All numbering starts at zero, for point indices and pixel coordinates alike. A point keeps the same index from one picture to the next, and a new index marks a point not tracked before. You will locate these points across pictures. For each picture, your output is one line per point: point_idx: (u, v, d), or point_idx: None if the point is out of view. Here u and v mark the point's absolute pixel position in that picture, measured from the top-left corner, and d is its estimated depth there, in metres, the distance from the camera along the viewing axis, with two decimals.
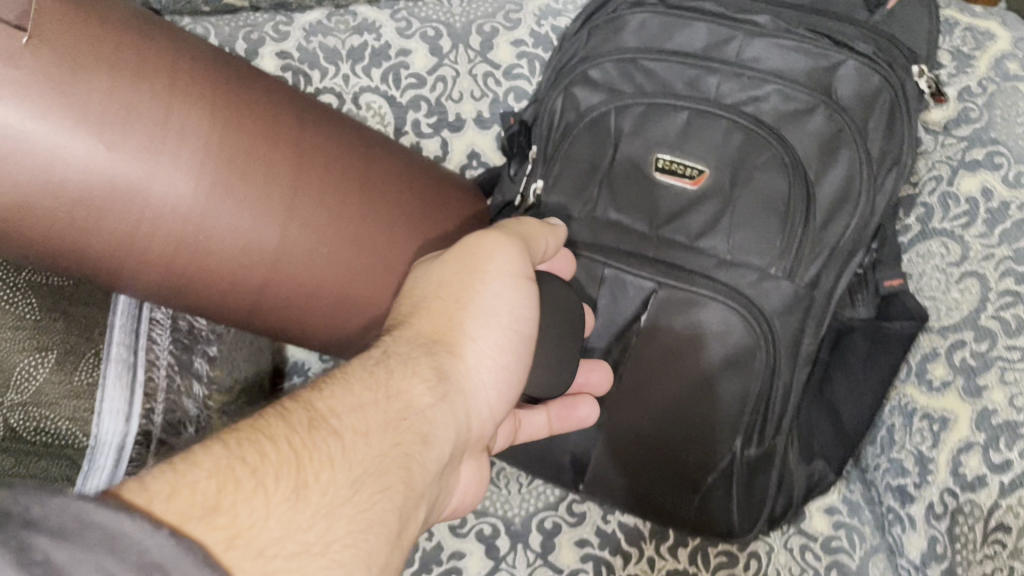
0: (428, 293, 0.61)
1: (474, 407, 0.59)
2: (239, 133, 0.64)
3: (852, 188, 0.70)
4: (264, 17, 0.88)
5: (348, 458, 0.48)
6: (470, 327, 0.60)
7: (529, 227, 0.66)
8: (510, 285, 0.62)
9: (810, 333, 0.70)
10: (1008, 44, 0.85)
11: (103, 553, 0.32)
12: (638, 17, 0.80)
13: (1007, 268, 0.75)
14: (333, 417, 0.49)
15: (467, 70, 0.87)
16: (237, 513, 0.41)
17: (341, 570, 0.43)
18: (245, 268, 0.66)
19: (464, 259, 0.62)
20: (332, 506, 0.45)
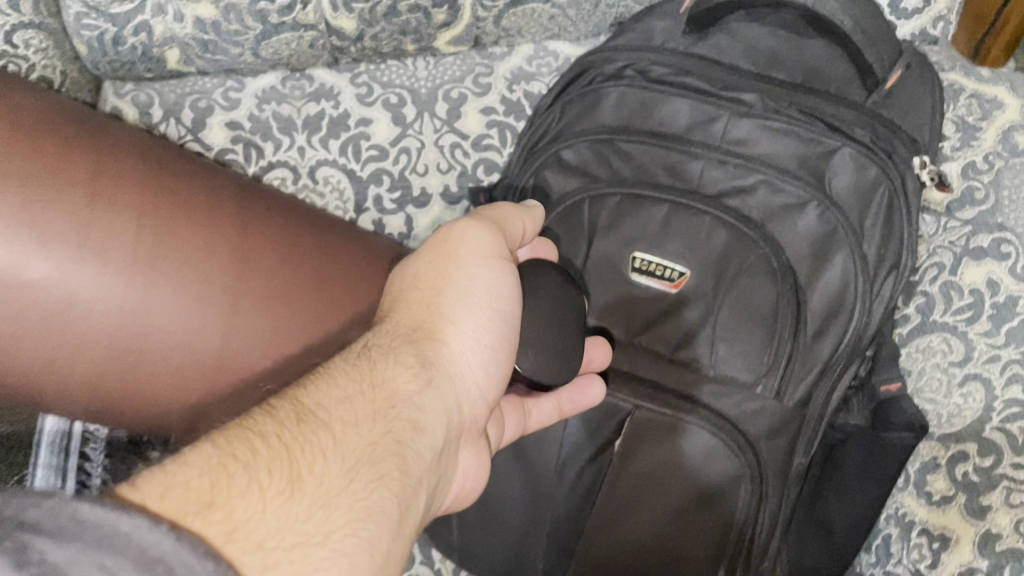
0: (410, 289, 0.59)
1: (464, 391, 0.55)
2: (176, 242, 0.61)
3: (846, 297, 0.64)
4: (212, 81, 0.81)
5: (341, 449, 0.44)
6: (451, 314, 0.57)
7: (502, 209, 0.62)
8: (486, 267, 0.59)
9: (801, 453, 0.64)
10: (1017, 114, 0.78)
11: (98, 549, 0.30)
12: (615, 91, 0.73)
13: (1015, 375, 0.69)
14: (318, 410, 0.46)
15: (432, 141, 0.81)
16: (231, 506, 0.38)
17: (345, 564, 0.40)
18: (183, 385, 0.61)
19: (440, 249, 0.59)
20: (328, 498, 0.41)
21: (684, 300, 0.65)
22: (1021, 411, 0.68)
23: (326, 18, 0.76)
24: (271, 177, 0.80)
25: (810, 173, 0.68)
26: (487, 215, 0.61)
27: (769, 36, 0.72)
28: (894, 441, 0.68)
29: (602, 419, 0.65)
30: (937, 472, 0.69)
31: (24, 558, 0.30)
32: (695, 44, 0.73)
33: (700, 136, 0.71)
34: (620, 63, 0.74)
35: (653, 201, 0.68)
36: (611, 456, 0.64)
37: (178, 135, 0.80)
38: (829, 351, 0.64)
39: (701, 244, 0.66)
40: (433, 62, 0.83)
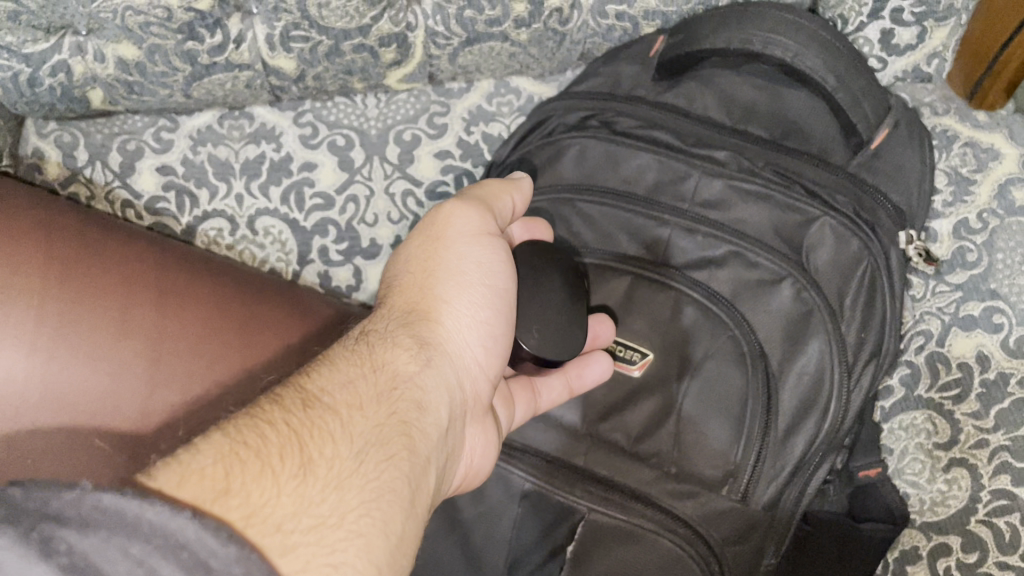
0: (402, 272, 0.56)
1: (466, 369, 0.53)
2: (92, 302, 0.60)
3: (821, 390, 0.58)
4: (143, 120, 0.75)
5: (349, 432, 0.43)
6: (443, 293, 0.54)
7: (492, 187, 0.58)
8: (475, 244, 0.56)
9: (769, 554, 0.60)
10: (1016, 165, 0.72)
11: (119, 537, 0.30)
12: (577, 144, 0.66)
13: (1002, 463, 0.65)
14: (323, 394, 0.45)
15: (382, 188, 0.75)
16: (246, 492, 0.37)
17: (362, 545, 0.39)
18: (95, 434, 0.57)
19: (426, 232, 0.57)
20: (340, 480, 0.41)
21: (646, 387, 0.61)
22: (1009, 504, 0.64)
23: (263, 58, 0.69)
24: (206, 228, 0.74)
25: (786, 243, 0.61)
26: (473, 191, 0.57)
27: (747, 85, 0.64)
28: (870, 533, 0.63)
29: (551, 520, 0.60)
30: (917, 564, 0.65)
31: (49, 549, 0.29)
32: (665, 92, 0.66)
33: (669, 195, 0.64)
34: (583, 113, 0.67)
35: (616, 273, 0.63)
36: (564, 560, 0.60)
37: (104, 180, 0.74)
38: (801, 449, 0.58)
39: (665, 324, 0.61)
40: (384, 99, 0.76)
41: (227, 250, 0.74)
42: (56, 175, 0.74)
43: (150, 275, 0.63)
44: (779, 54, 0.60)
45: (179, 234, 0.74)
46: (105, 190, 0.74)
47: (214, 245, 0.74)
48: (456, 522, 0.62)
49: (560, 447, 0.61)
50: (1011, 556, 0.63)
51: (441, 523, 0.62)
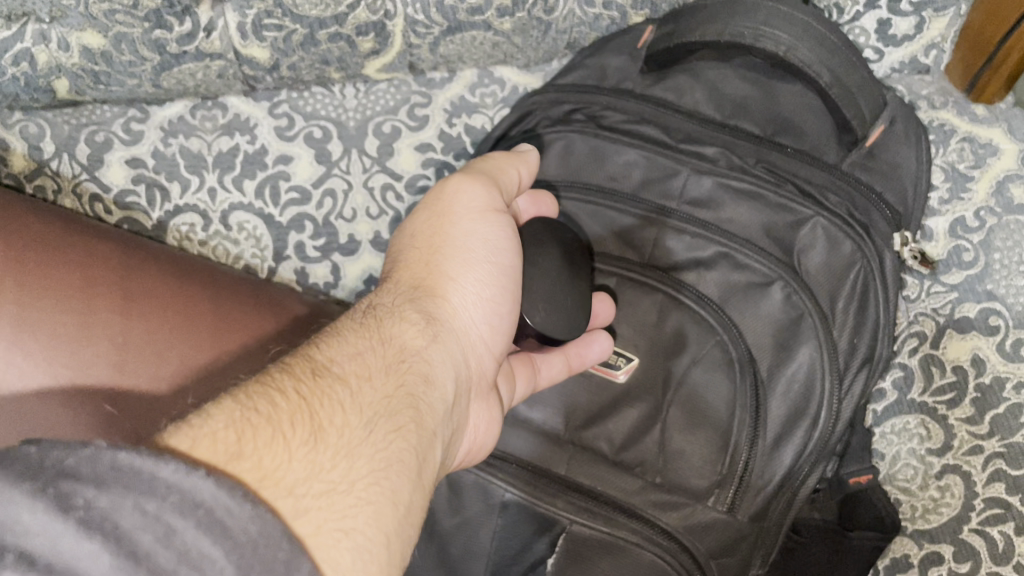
0: (406, 247, 0.54)
1: (470, 345, 0.52)
2: (65, 286, 0.59)
3: (810, 401, 0.56)
4: (112, 110, 0.72)
5: (357, 402, 0.42)
6: (450, 270, 0.53)
7: (494, 159, 0.56)
8: (482, 220, 0.54)
9: (757, 564, 0.59)
10: (1014, 161, 0.69)
11: (135, 493, 0.28)
12: (562, 140, 0.64)
13: (997, 470, 0.63)
14: (332, 364, 0.43)
15: (361, 183, 0.73)
16: (258, 457, 0.36)
17: (373, 512, 0.38)
18: (69, 411, 0.55)
19: (431, 206, 0.55)
20: (351, 447, 0.39)
21: (630, 395, 0.59)
22: (1003, 512, 0.62)
23: (235, 47, 0.67)
24: (177, 223, 0.72)
25: (776, 244, 0.59)
26: (478, 166, 0.56)
27: (738, 78, 0.62)
28: (862, 542, 0.61)
29: (533, 531, 0.58)
30: (908, 572, 0.64)
31: (66, 503, 0.27)
32: (653, 86, 0.63)
33: (656, 194, 0.62)
34: (569, 106, 0.64)
35: (600, 273, 0.61)
36: (545, 572, 0.58)
37: (71, 173, 0.71)
38: (789, 461, 0.56)
39: (650, 328, 0.59)
40: (363, 89, 0.73)
41: (200, 246, 0.72)
42: (22, 167, 0.71)
43: (121, 262, 0.62)
44: (771, 48, 0.57)
45: (150, 230, 0.72)
46: (73, 183, 0.71)
47: (187, 241, 0.72)
48: (433, 531, 0.61)
49: (539, 453, 0.59)
50: (1004, 566, 0.62)
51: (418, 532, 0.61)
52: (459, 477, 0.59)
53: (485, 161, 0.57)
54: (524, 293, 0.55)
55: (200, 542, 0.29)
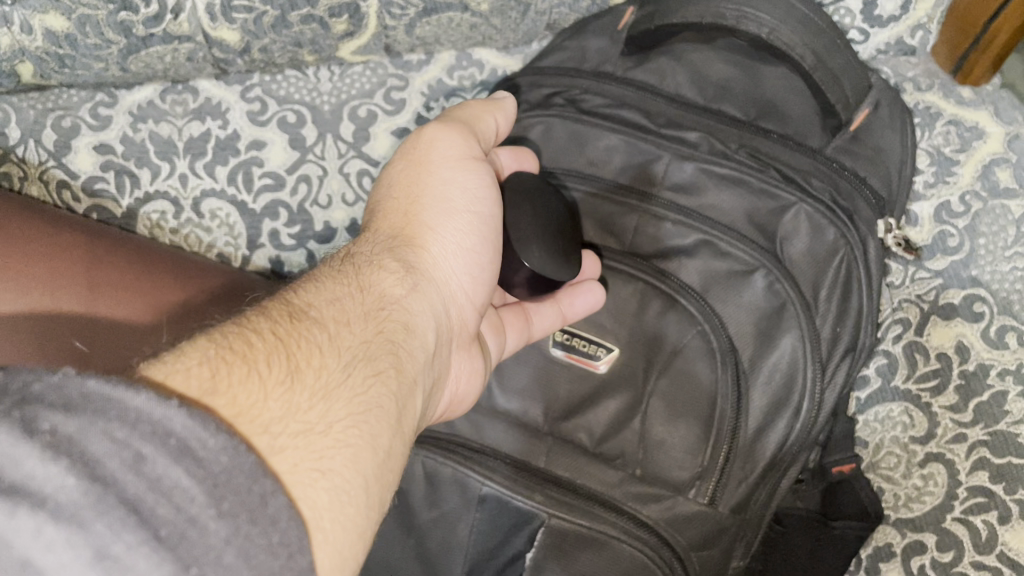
0: (385, 198, 0.53)
1: (452, 293, 0.51)
2: (35, 253, 0.62)
3: (793, 391, 0.55)
4: (79, 95, 0.70)
5: (336, 346, 0.40)
6: (427, 221, 0.52)
7: (472, 108, 0.55)
8: (459, 169, 0.53)
9: (739, 555, 0.58)
10: (1000, 144, 0.68)
11: (103, 421, 0.27)
12: (541, 124, 0.62)
13: (981, 459, 0.63)
14: (310, 309, 0.41)
15: (337, 168, 0.71)
16: (232, 393, 0.34)
17: (350, 455, 0.36)
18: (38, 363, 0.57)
19: (408, 156, 0.54)
20: (328, 391, 0.37)
21: (610, 385, 0.58)
22: (986, 501, 0.62)
23: (204, 29, 0.65)
24: (148, 211, 0.70)
25: (760, 232, 0.58)
26: (452, 116, 0.54)
27: (720, 61, 0.61)
28: (843, 531, 0.61)
29: (511, 526, 0.57)
30: (891, 561, 0.64)
31: (32, 427, 0.26)
32: (634, 69, 0.62)
33: (638, 180, 0.60)
34: (548, 89, 0.62)
35: None
36: (523, 567, 0.58)
37: (38, 160, 0.70)
38: (772, 451, 0.56)
39: (631, 318, 0.58)
40: (338, 71, 0.71)
41: (172, 234, 0.70)
42: None
43: (87, 235, 0.64)
44: (755, 31, 0.55)
45: (120, 218, 0.70)
46: (40, 170, 0.70)
47: (158, 229, 0.70)
48: (411, 526, 0.60)
49: (518, 446, 0.58)
50: (987, 556, 0.61)
51: (395, 526, 0.60)
52: (437, 471, 0.58)
53: (462, 109, 0.55)
54: (518, 235, 0.54)
55: (171, 470, 0.27)
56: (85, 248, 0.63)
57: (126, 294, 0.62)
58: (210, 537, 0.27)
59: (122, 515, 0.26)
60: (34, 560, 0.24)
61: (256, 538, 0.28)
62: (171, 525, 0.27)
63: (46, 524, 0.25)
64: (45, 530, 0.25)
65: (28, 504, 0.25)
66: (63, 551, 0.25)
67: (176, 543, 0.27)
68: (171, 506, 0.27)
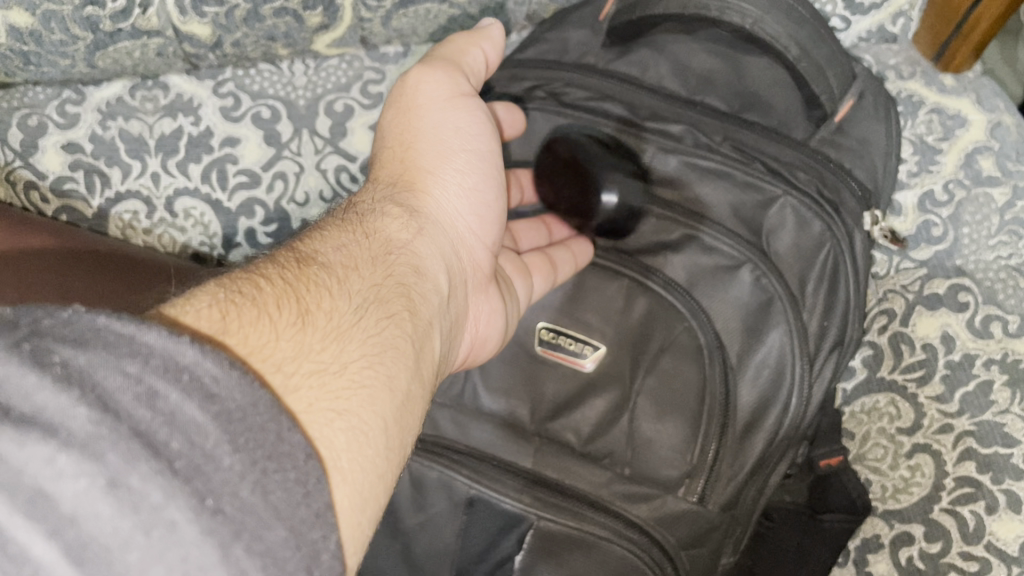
0: (384, 148, 0.52)
1: (459, 235, 0.50)
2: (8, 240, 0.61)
3: (781, 385, 0.54)
4: (46, 92, 0.68)
5: (345, 288, 0.38)
6: (426, 167, 0.50)
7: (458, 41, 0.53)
8: (451, 110, 0.51)
9: (727, 552, 0.58)
10: (983, 132, 0.68)
11: (113, 356, 0.25)
12: (525, 120, 0.62)
13: (966, 449, 0.62)
14: (316, 255, 0.40)
15: (313, 164, 0.69)
16: (244, 334, 0.33)
17: (367, 396, 0.34)
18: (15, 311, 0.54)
19: (400, 102, 0.52)
20: (340, 332, 0.36)
21: (597, 382, 0.57)
22: (973, 491, 0.62)
23: (173, 23, 0.63)
24: (120, 211, 0.68)
25: (744, 225, 0.57)
26: (438, 54, 0.52)
27: (703, 51, 0.60)
28: (831, 524, 0.61)
29: (497, 529, 0.57)
30: (879, 553, 0.63)
31: (41, 359, 0.24)
32: (616, 61, 0.61)
33: (621, 172, 0.60)
34: (529, 82, 0.61)
35: None
36: (513, 569, 0.57)
37: (5, 159, 0.68)
38: (761, 448, 0.55)
39: (616, 314, 0.57)
40: (313, 65, 0.70)
41: (145, 235, 0.68)
42: None
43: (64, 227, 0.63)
44: (738, 21, 0.54)
45: (90, 219, 0.68)
46: (7, 170, 0.68)
47: (130, 230, 0.68)
48: (398, 530, 0.59)
49: (503, 447, 0.57)
50: (975, 546, 0.61)
51: (382, 531, 0.59)
52: (423, 474, 0.58)
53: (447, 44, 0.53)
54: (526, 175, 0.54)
55: (184, 406, 0.25)
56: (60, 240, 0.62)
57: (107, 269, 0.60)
58: (225, 472, 0.25)
59: (136, 448, 0.24)
60: (46, 491, 0.23)
61: (273, 475, 0.26)
62: (186, 458, 0.25)
63: (59, 453, 0.23)
64: (57, 460, 0.23)
65: (41, 430, 0.23)
66: (76, 479, 0.23)
67: (192, 475, 0.25)
68: (185, 440, 0.25)
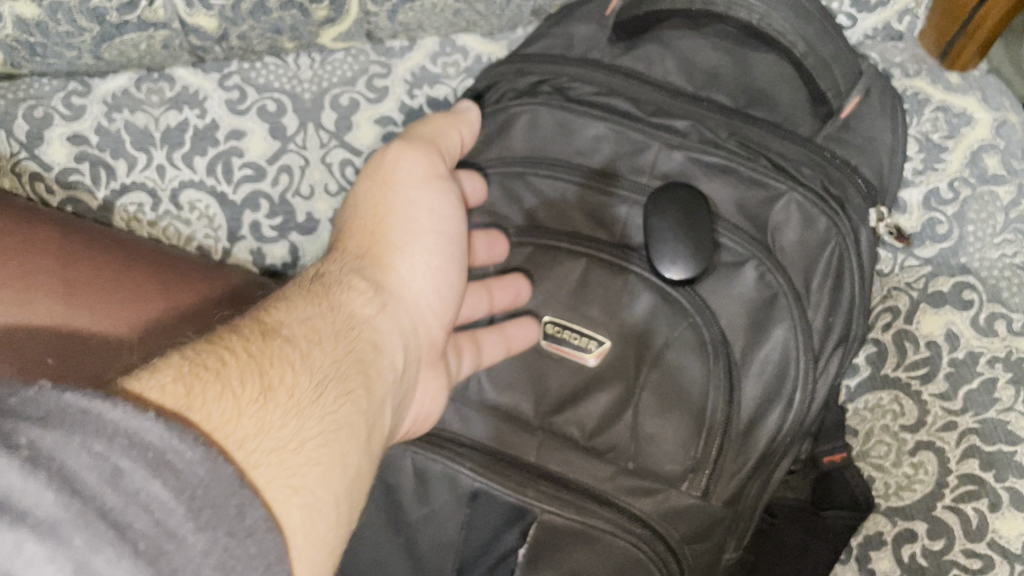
0: (353, 216, 0.54)
1: (419, 312, 0.52)
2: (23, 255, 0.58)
3: (785, 380, 0.55)
4: (51, 84, 0.68)
5: (308, 364, 0.40)
6: (394, 241, 0.53)
7: (434, 122, 0.56)
8: (426, 189, 0.54)
9: (730, 547, 0.58)
10: (988, 130, 0.68)
11: (82, 434, 0.27)
12: (528, 113, 0.60)
13: (971, 447, 0.63)
14: (281, 327, 0.41)
15: (318, 158, 0.69)
16: (208, 410, 0.34)
17: (322, 473, 0.36)
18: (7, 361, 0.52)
19: (374, 175, 0.54)
20: (301, 409, 0.37)
21: (601, 377, 0.57)
22: (977, 489, 0.62)
23: (180, 15, 0.63)
24: (124, 203, 0.68)
25: (749, 221, 0.57)
26: (420, 132, 0.55)
27: (708, 48, 0.60)
28: (834, 520, 0.61)
29: (502, 522, 0.57)
30: (882, 550, 0.63)
31: (9, 442, 0.26)
32: (622, 56, 0.61)
33: (626, 168, 0.58)
34: (535, 77, 0.61)
35: (570, 255, 0.58)
36: (516, 562, 0.57)
37: (10, 151, 0.68)
38: (765, 442, 0.55)
39: (620, 310, 0.57)
40: (319, 59, 0.70)
41: (150, 227, 0.68)
42: None
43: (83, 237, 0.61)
44: (744, 16, 0.54)
45: (94, 210, 0.68)
46: (11, 162, 0.68)
47: (134, 222, 0.68)
48: (402, 523, 0.59)
49: (507, 440, 0.57)
50: (978, 543, 0.61)
51: (385, 523, 0.59)
52: (427, 466, 0.57)
53: (425, 124, 0.56)
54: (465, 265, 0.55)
55: (148, 483, 0.28)
56: (62, 236, 0.60)
57: (107, 273, 0.58)
58: (188, 550, 0.28)
59: (102, 531, 0.26)
60: None
61: (235, 550, 0.29)
62: (150, 538, 0.27)
63: (26, 540, 0.25)
64: (25, 546, 0.25)
65: (8, 519, 0.25)
66: (44, 565, 0.25)
67: (155, 556, 0.27)
68: (149, 518, 0.27)
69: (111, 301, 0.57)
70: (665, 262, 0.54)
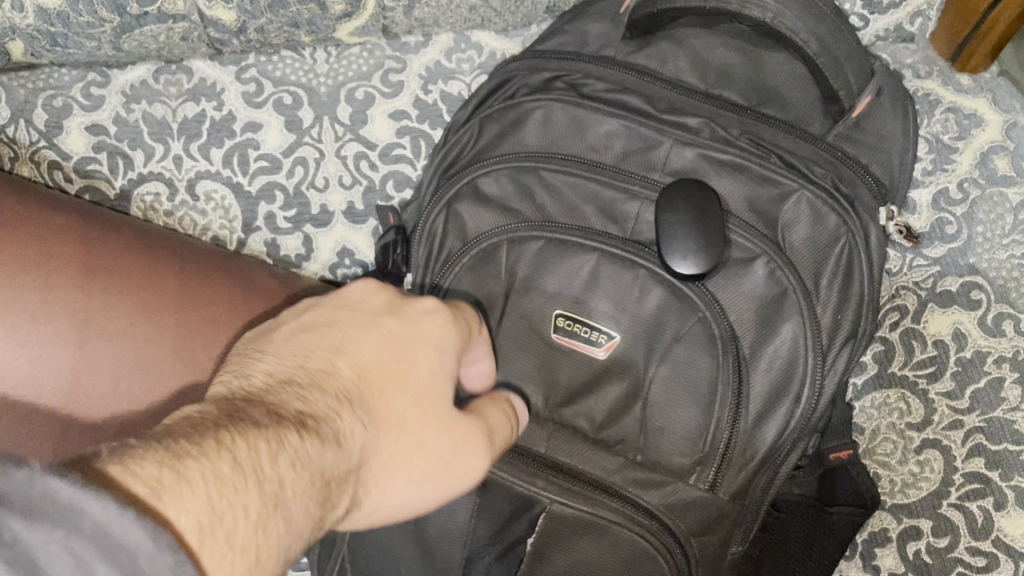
0: (420, 388, 0.45)
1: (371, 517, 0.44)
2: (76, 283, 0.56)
3: (793, 377, 0.55)
4: (71, 74, 0.69)
5: (291, 546, 0.35)
6: (403, 457, 0.44)
7: (491, 415, 0.50)
8: (468, 458, 0.47)
9: (736, 542, 0.58)
10: (998, 131, 0.68)
11: (57, 530, 0.27)
12: (541, 109, 0.60)
13: (976, 445, 0.63)
14: (303, 497, 0.36)
15: (333, 151, 0.70)
16: (202, 542, 0.31)
17: None
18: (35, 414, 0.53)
19: (462, 429, 0.47)
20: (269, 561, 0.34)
21: (611, 372, 0.57)
22: (982, 487, 0.62)
23: (199, 7, 0.64)
24: (142, 193, 0.69)
25: (760, 218, 0.57)
26: (489, 426, 0.49)
27: (721, 45, 0.60)
28: (840, 517, 0.62)
29: (512, 511, 0.58)
30: (886, 546, 0.64)
31: None
32: (635, 53, 0.61)
33: (638, 165, 0.58)
34: (549, 74, 0.62)
35: (581, 249, 0.58)
36: (526, 551, 0.58)
37: (29, 140, 0.69)
38: (773, 437, 0.56)
39: (630, 305, 0.57)
40: (335, 53, 0.71)
41: (166, 216, 0.69)
42: None
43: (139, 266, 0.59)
44: (758, 15, 0.55)
45: (113, 199, 0.69)
46: (31, 151, 0.69)
47: (151, 211, 0.69)
48: None
49: (517, 430, 0.58)
50: (983, 542, 0.61)
51: None
52: None
53: (494, 416, 0.50)
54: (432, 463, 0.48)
55: None
56: (86, 221, 0.60)
57: (127, 265, 0.59)
58: None
59: None
60: None
61: None
62: None
63: None
64: None
65: None
66: None
67: None
68: None
69: (129, 294, 0.57)
70: (676, 256, 0.54)
